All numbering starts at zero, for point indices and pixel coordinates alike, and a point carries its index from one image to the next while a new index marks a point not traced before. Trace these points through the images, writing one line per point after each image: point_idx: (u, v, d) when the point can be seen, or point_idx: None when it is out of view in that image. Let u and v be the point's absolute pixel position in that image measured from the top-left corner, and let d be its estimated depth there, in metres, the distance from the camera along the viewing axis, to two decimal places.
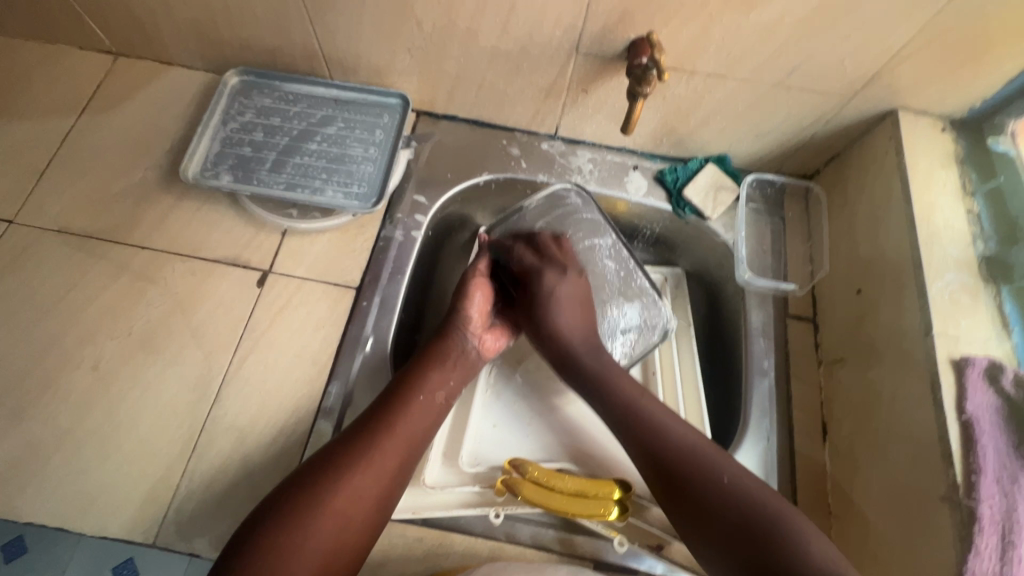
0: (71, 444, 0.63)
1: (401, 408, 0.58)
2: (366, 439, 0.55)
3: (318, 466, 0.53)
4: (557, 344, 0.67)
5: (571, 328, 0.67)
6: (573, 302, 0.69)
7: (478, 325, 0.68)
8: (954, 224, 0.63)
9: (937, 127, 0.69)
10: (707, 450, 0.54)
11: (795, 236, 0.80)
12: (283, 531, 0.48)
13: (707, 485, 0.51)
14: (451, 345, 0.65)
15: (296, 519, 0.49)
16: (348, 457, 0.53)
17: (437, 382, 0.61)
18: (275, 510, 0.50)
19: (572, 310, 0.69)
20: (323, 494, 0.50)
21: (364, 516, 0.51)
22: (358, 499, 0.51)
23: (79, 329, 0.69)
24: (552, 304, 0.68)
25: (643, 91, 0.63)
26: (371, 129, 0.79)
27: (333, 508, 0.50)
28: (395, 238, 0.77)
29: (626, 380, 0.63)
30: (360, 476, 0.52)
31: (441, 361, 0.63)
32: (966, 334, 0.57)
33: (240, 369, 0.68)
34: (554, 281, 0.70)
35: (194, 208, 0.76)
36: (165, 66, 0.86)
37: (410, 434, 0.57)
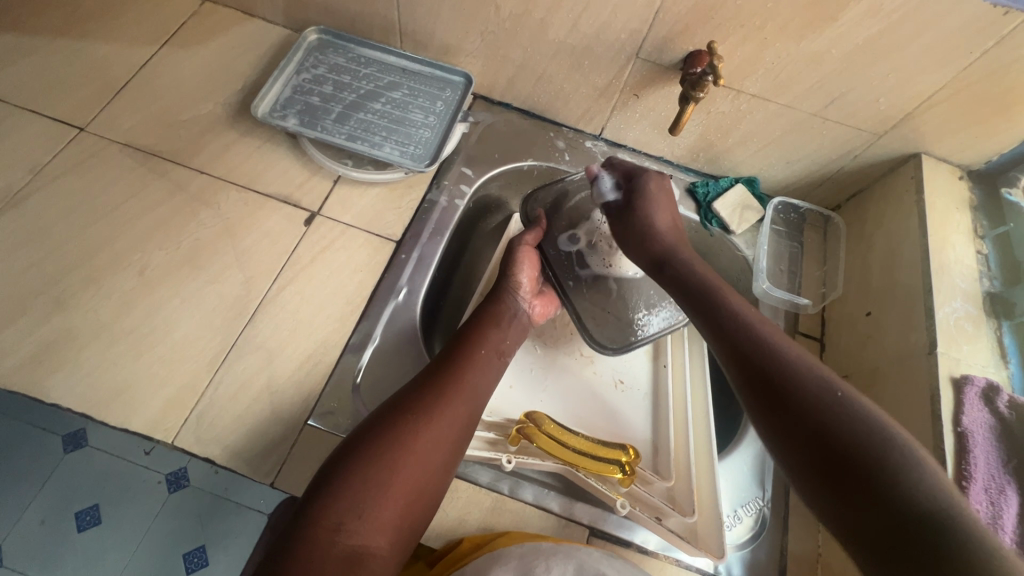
0: (107, 339, 0.65)
1: (466, 361, 0.61)
2: (434, 388, 0.57)
3: (393, 410, 0.55)
4: (656, 235, 0.68)
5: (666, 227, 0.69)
6: (669, 207, 0.71)
7: (529, 291, 0.73)
8: (964, 260, 0.68)
9: (955, 175, 0.75)
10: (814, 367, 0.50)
11: (811, 260, 0.84)
12: (368, 468, 0.50)
13: (802, 397, 0.47)
14: (504, 307, 0.69)
15: (377, 458, 0.50)
16: (420, 404, 0.55)
17: (496, 340, 0.65)
18: (356, 449, 0.51)
19: (668, 215, 0.70)
20: (401, 435, 0.52)
21: (440, 458, 0.53)
22: (434, 441, 0.53)
23: (131, 237, 0.71)
24: (647, 204, 0.70)
25: (696, 96, 0.68)
26: (432, 100, 0.84)
27: (413, 449, 0.52)
28: (439, 202, 0.81)
29: (735, 295, 0.59)
30: (435, 419, 0.54)
31: (497, 323, 0.67)
32: (968, 357, 0.61)
33: (277, 297, 0.71)
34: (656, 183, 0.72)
35: (255, 145, 0.80)
36: (248, 17, 0.92)
37: (477, 384, 0.60)
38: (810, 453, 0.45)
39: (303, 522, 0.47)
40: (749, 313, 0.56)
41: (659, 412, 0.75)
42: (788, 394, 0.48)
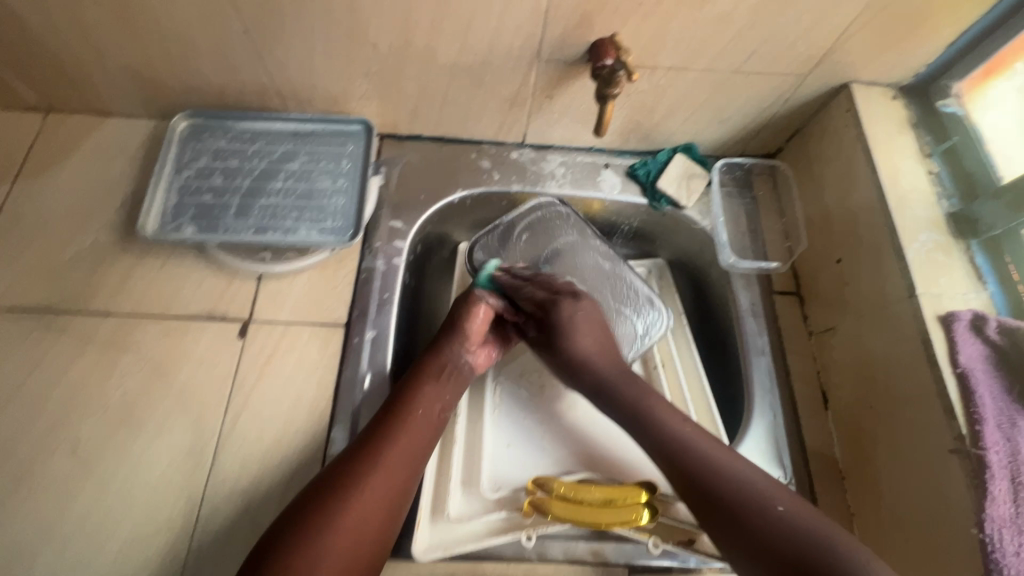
0: (57, 540, 0.57)
1: (397, 424, 0.57)
2: (368, 456, 0.54)
3: (326, 487, 0.51)
4: (588, 375, 0.64)
5: (598, 353, 0.65)
6: (592, 326, 0.67)
7: (474, 342, 0.66)
8: (918, 186, 0.67)
9: (887, 96, 0.72)
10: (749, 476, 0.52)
11: (769, 214, 0.82)
12: (291, 559, 0.46)
13: (754, 512, 0.49)
14: (444, 359, 0.64)
15: (304, 546, 0.47)
16: (352, 479, 0.52)
17: (432, 396, 0.60)
18: (283, 536, 0.48)
19: (593, 338, 0.66)
20: (330, 517, 0.49)
21: (369, 538, 0.50)
22: (365, 521, 0.50)
23: (49, 414, 0.63)
24: (571, 331, 0.66)
25: (612, 92, 0.64)
26: (336, 160, 0.77)
27: (341, 531, 0.49)
28: (377, 267, 0.74)
29: (669, 412, 0.59)
30: (364, 494, 0.51)
31: (435, 374, 0.62)
32: (947, 290, 0.60)
33: (234, 429, 0.64)
34: (571, 310, 0.67)
35: (158, 265, 0.71)
36: (104, 117, 0.80)
37: (412, 453, 0.56)
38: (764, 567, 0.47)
39: None
40: (692, 436, 0.56)
41: None
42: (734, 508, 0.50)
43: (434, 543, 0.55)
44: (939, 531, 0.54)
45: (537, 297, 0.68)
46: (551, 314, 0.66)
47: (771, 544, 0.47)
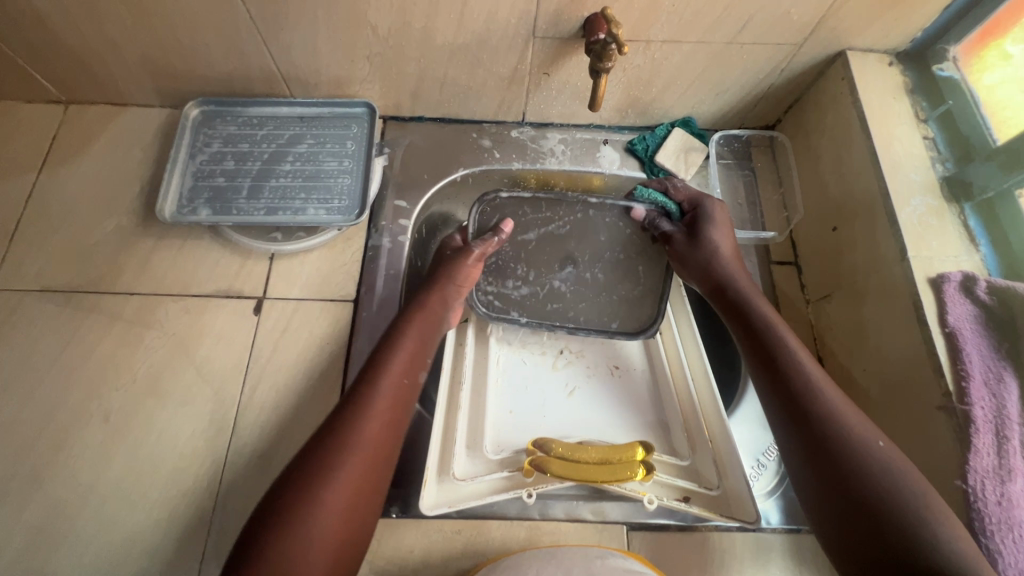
0: (95, 500, 0.62)
1: (384, 369, 0.57)
2: (360, 401, 0.53)
3: (325, 434, 0.50)
4: (710, 268, 0.68)
5: (728, 253, 0.69)
6: (734, 242, 0.71)
7: (463, 293, 0.68)
8: (913, 151, 0.67)
9: (884, 62, 0.72)
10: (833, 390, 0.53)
11: (767, 185, 0.83)
12: (301, 502, 0.46)
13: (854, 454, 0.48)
14: (427, 308, 0.65)
15: (311, 488, 0.46)
16: (349, 422, 0.51)
17: (416, 344, 0.61)
18: (289, 481, 0.47)
19: (729, 240, 0.70)
20: (332, 459, 0.48)
21: (373, 477, 0.50)
22: (367, 460, 0.50)
23: (81, 387, 0.67)
24: (711, 236, 0.70)
25: (605, 66, 0.65)
26: (341, 142, 0.79)
27: (345, 471, 0.48)
28: (383, 245, 0.77)
29: (785, 322, 0.61)
30: (363, 435, 0.51)
31: (417, 322, 0.63)
32: (939, 252, 0.61)
33: (252, 398, 0.67)
34: (714, 227, 0.70)
35: (176, 247, 0.75)
36: (121, 108, 0.84)
37: (401, 395, 0.56)
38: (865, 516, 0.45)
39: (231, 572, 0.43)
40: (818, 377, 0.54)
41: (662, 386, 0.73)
42: (813, 413, 0.51)
43: (441, 500, 0.58)
44: (925, 485, 0.56)
45: (681, 194, 0.75)
46: (699, 211, 0.72)
47: (829, 448, 0.49)
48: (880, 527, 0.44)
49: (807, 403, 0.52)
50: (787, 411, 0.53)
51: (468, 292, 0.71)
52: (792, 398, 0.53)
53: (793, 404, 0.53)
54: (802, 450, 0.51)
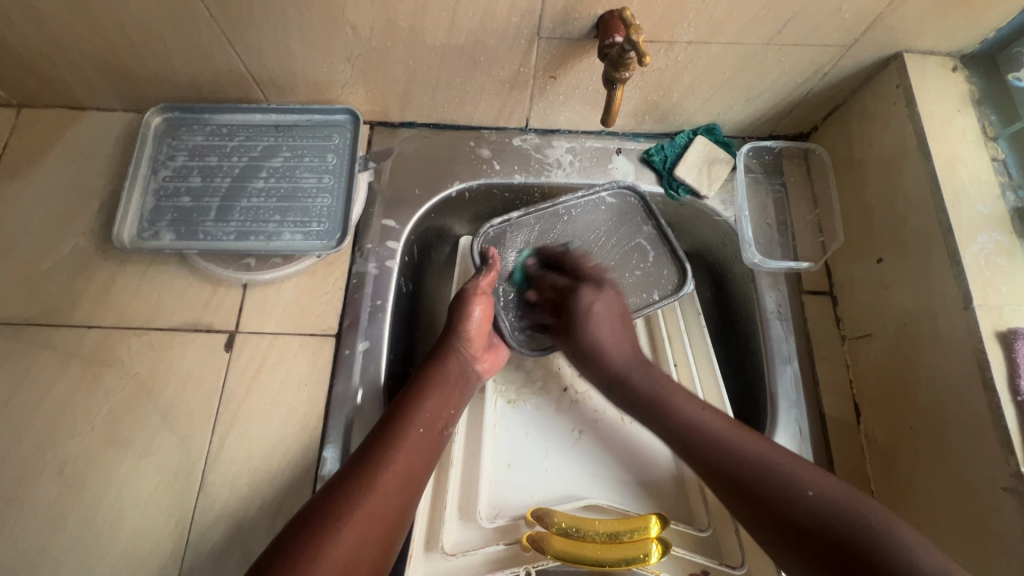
0: (49, 564, 0.56)
1: (400, 432, 0.53)
2: (374, 462, 0.50)
3: (334, 491, 0.48)
4: (602, 364, 0.64)
5: (613, 343, 0.65)
6: (610, 318, 0.66)
7: (478, 346, 0.64)
8: (979, 175, 0.58)
9: (947, 67, 0.63)
10: (775, 456, 0.51)
11: (800, 202, 0.74)
12: (296, 562, 0.42)
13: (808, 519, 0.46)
14: (449, 367, 0.60)
15: (311, 550, 0.43)
16: (361, 482, 0.48)
17: (436, 408, 0.57)
18: (289, 538, 0.44)
19: (612, 325, 0.66)
20: (337, 519, 0.45)
21: (377, 545, 0.46)
22: (372, 527, 0.47)
23: (33, 434, 0.61)
24: (588, 325, 0.65)
25: (621, 77, 0.55)
26: (321, 155, 0.71)
27: (348, 534, 0.45)
28: (369, 271, 0.69)
29: (684, 397, 0.59)
30: (373, 497, 0.48)
31: (440, 383, 0.59)
32: (1009, 301, 0.52)
33: (222, 448, 0.61)
34: (592, 296, 0.67)
35: (140, 273, 0.68)
36: (78, 111, 0.75)
37: (417, 460, 0.52)
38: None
39: None
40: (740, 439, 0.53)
41: None
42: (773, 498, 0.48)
43: None
44: (982, 573, 0.49)
45: (558, 287, 0.69)
46: (571, 304, 0.66)
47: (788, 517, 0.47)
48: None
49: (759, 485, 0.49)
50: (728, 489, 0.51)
51: (491, 346, 0.66)
52: (745, 487, 0.50)
53: (753, 492, 0.49)
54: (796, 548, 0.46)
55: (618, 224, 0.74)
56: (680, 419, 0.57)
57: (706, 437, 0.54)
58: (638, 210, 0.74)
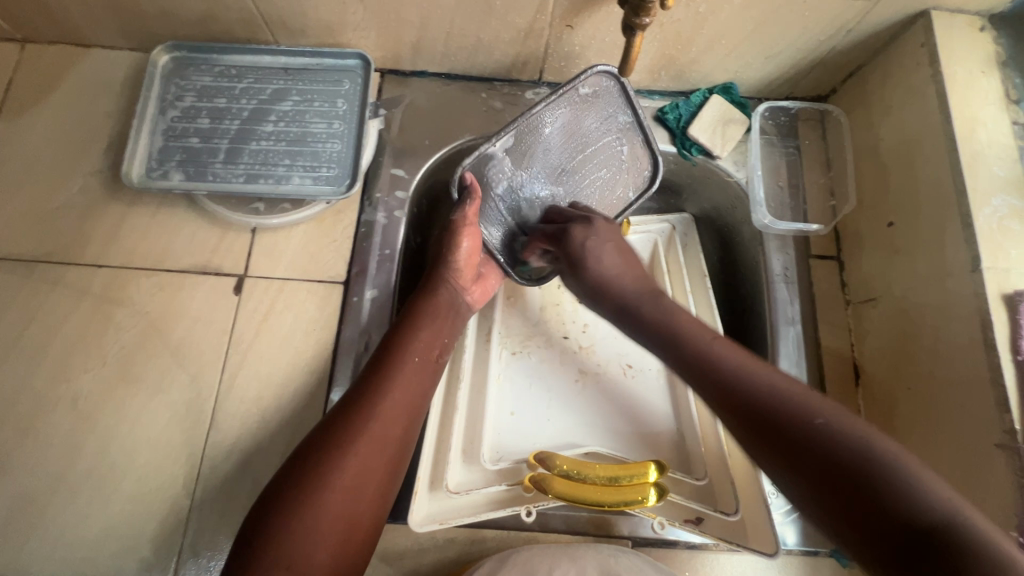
0: (66, 491, 0.58)
1: (394, 364, 0.52)
2: (370, 395, 0.50)
3: (333, 426, 0.48)
4: (610, 297, 0.59)
5: (617, 273, 0.60)
6: (609, 249, 0.61)
7: (466, 277, 0.63)
8: (999, 139, 0.57)
9: (975, 27, 0.61)
10: (794, 390, 0.43)
11: (813, 166, 0.73)
12: (303, 496, 0.44)
13: (797, 436, 0.40)
14: (439, 300, 0.59)
15: (316, 484, 0.44)
16: (359, 415, 0.48)
17: (431, 338, 0.56)
18: (294, 471, 0.46)
19: (612, 259, 0.60)
20: (339, 453, 0.46)
21: (380, 473, 0.47)
22: (375, 458, 0.47)
23: (47, 369, 0.62)
24: (587, 258, 0.60)
25: (642, 23, 0.54)
26: (331, 100, 0.70)
27: (351, 466, 0.46)
28: (377, 221, 0.69)
29: (696, 326, 0.52)
30: (372, 428, 0.48)
31: (433, 314, 0.58)
32: (1018, 264, 0.52)
33: (232, 388, 0.62)
34: (584, 234, 0.61)
35: (149, 214, 0.68)
36: (84, 49, 0.74)
37: (414, 392, 0.52)
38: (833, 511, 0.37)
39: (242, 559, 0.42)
40: (740, 361, 0.47)
41: (678, 392, 0.66)
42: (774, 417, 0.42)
43: (432, 514, 0.54)
44: None
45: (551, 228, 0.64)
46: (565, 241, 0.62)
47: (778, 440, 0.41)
48: (901, 530, 0.34)
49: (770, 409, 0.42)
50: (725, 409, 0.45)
51: (480, 276, 0.66)
52: (746, 405, 0.44)
53: (755, 410, 0.43)
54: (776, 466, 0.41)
55: (598, 103, 0.68)
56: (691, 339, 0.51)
57: (710, 359, 0.48)
58: (615, 95, 0.68)
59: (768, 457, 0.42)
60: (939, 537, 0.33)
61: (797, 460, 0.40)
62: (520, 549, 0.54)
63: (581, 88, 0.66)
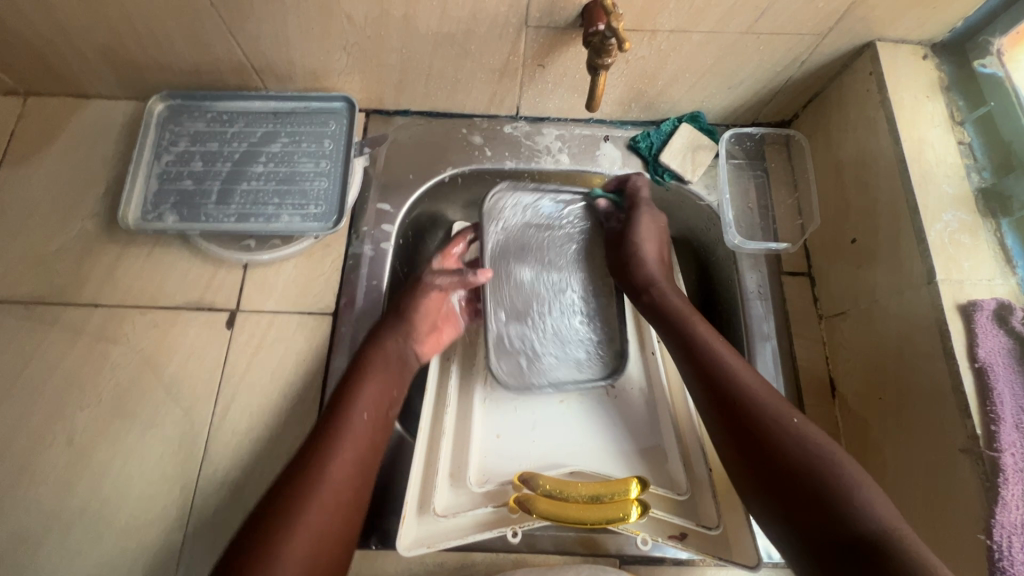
0: (61, 527, 0.59)
1: (342, 424, 0.54)
2: (315, 460, 0.51)
3: (280, 496, 0.49)
4: (642, 268, 0.69)
5: (654, 258, 0.70)
6: (659, 235, 0.71)
7: (424, 329, 0.66)
8: (946, 158, 0.60)
9: (918, 55, 0.65)
10: (773, 400, 0.53)
11: (781, 188, 0.77)
12: (254, 570, 0.44)
13: (775, 438, 0.50)
14: (389, 351, 0.62)
15: (267, 558, 0.45)
16: (308, 476, 0.50)
17: (377, 393, 0.58)
18: (243, 547, 0.46)
19: (656, 242, 0.71)
20: (290, 522, 0.47)
21: (334, 531, 0.49)
22: (326, 524, 0.49)
23: (43, 408, 0.63)
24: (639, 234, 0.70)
25: (604, 63, 0.58)
26: (318, 141, 0.74)
27: (301, 535, 0.47)
28: (364, 253, 0.72)
29: (703, 321, 0.62)
30: (322, 491, 0.50)
31: (380, 369, 0.60)
32: (970, 276, 0.55)
33: (224, 420, 0.64)
34: (643, 216, 0.71)
35: (144, 254, 0.70)
36: (83, 100, 0.78)
37: (363, 449, 0.54)
38: (782, 505, 0.48)
39: None
40: (735, 364, 0.56)
41: (660, 409, 0.68)
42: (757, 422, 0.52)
43: (419, 538, 0.55)
44: (944, 531, 0.52)
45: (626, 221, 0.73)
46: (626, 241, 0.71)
47: (757, 433, 0.51)
48: (840, 541, 0.44)
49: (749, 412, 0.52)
50: (714, 407, 0.55)
51: (435, 328, 0.67)
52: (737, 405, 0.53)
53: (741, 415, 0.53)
54: (749, 457, 0.51)
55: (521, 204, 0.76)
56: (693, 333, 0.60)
57: (710, 360, 0.57)
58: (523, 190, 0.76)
59: (740, 453, 0.52)
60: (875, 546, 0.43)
61: (768, 464, 0.50)
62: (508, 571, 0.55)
63: (501, 203, 0.75)
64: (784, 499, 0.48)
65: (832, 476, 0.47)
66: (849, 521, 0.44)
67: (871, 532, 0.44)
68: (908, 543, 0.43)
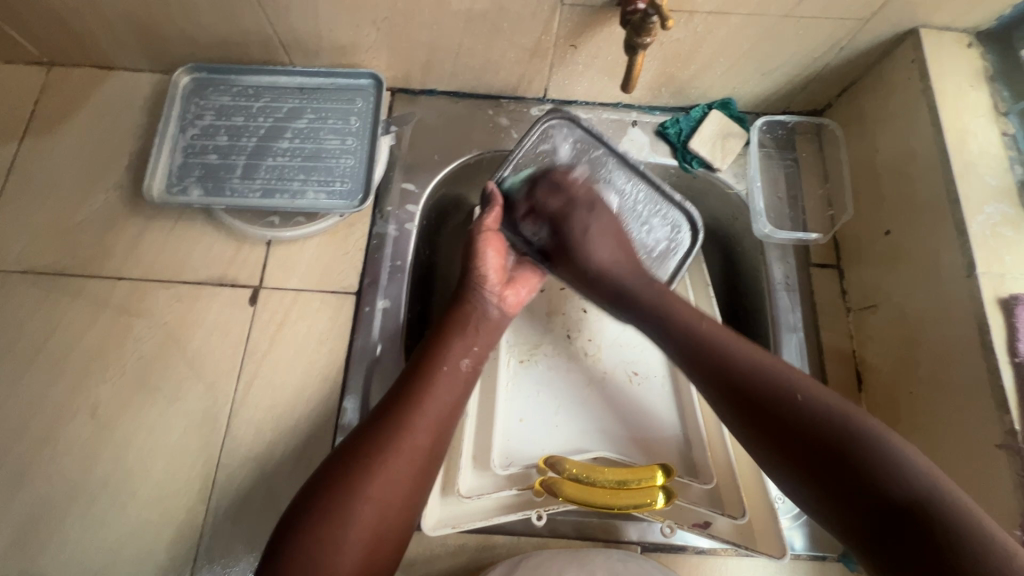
0: (85, 497, 0.59)
1: (430, 378, 0.54)
2: (404, 407, 0.52)
3: (365, 436, 0.50)
4: (607, 283, 0.62)
5: (611, 261, 0.62)
6: (607, 238, 0.63)
7: (497, 283, 0.64)
8: (990, 149, 0.59)
9: (962, 43, 0.64)
10: (769, 363, 0.50)
11: (811, 178, 0.75)
12: (337, 501, 0.46)
13: (773, 403, 0.47)
14: (472, 307, 0.62)
15: (350, 490, 0.46)
16: (390, 423, 0.50)
17: (461, 349, 0.58)
18: (331, 475, 0.48)
19: (611, 248, 0.63)
20: (373, 461, 0.48)
21: (408, 480, 0.49)
22: (405, 466, 0.49)
23: (68, 379, 0.63)
24: (585, 245, 0.62)
25: (643, 42, 0.56)
26: (344, 118, 0.73)
27: (381, 473, 0.48)
28: (389, 233, 0.71)
29: (682, 304, 0.58)
30: (403, 439, 0.50)
31: (463, 328, 0.60)
32: (1012, 269, 0.54)
33: (248, 396, 0.63)
34: (583, 221, 0.63)
35: (167, 228, 0.70)
36: (107, 71, 0.77)
37: (447, 403, 0.53)
38: (802, 473, 0.45)
39: (272, 559, 0.44)
40: (713, 332, 0.54)
41: (684, 399, 0.68)
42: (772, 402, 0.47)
43: (444, 519, 0.55)
44: None
45: (548, 207, 0.64)
46: (562, 232, 0.63)
47: (757, 402, 0.48)
48: (880, 508, 0.41)
49: (748, 385, 0.49)
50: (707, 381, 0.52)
51: (512, 280, 0.66)
52: (726, 374, 0.51)
53: (754, 400, 0.48)
54: (757, 427, 0.48)
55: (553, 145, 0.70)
56: (686, 328, 0.55)
57: (690, 330, 0.55)
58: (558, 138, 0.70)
59: (750, 428, 0.48)
60: (918, 513, 0.39)
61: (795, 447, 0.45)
62: (533, 553, 0.55)
63: (540, 145, 0.69)
64: (808, 466, 0.45)
65: (856, 440, 0.43)
66: (881, 485, 0.41)
67: (904, 501, 0.40)
68: (955, 501, 0.39)
